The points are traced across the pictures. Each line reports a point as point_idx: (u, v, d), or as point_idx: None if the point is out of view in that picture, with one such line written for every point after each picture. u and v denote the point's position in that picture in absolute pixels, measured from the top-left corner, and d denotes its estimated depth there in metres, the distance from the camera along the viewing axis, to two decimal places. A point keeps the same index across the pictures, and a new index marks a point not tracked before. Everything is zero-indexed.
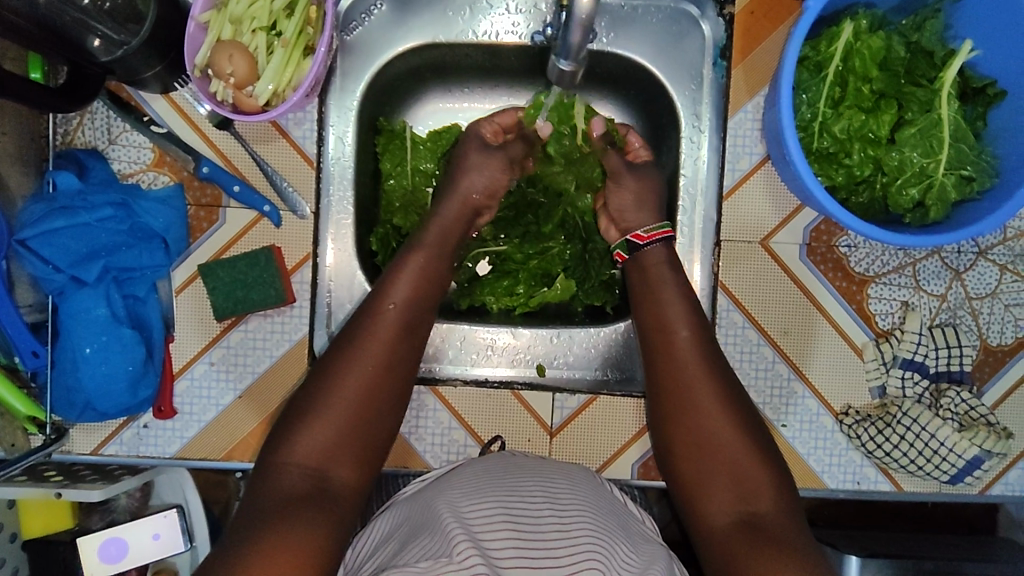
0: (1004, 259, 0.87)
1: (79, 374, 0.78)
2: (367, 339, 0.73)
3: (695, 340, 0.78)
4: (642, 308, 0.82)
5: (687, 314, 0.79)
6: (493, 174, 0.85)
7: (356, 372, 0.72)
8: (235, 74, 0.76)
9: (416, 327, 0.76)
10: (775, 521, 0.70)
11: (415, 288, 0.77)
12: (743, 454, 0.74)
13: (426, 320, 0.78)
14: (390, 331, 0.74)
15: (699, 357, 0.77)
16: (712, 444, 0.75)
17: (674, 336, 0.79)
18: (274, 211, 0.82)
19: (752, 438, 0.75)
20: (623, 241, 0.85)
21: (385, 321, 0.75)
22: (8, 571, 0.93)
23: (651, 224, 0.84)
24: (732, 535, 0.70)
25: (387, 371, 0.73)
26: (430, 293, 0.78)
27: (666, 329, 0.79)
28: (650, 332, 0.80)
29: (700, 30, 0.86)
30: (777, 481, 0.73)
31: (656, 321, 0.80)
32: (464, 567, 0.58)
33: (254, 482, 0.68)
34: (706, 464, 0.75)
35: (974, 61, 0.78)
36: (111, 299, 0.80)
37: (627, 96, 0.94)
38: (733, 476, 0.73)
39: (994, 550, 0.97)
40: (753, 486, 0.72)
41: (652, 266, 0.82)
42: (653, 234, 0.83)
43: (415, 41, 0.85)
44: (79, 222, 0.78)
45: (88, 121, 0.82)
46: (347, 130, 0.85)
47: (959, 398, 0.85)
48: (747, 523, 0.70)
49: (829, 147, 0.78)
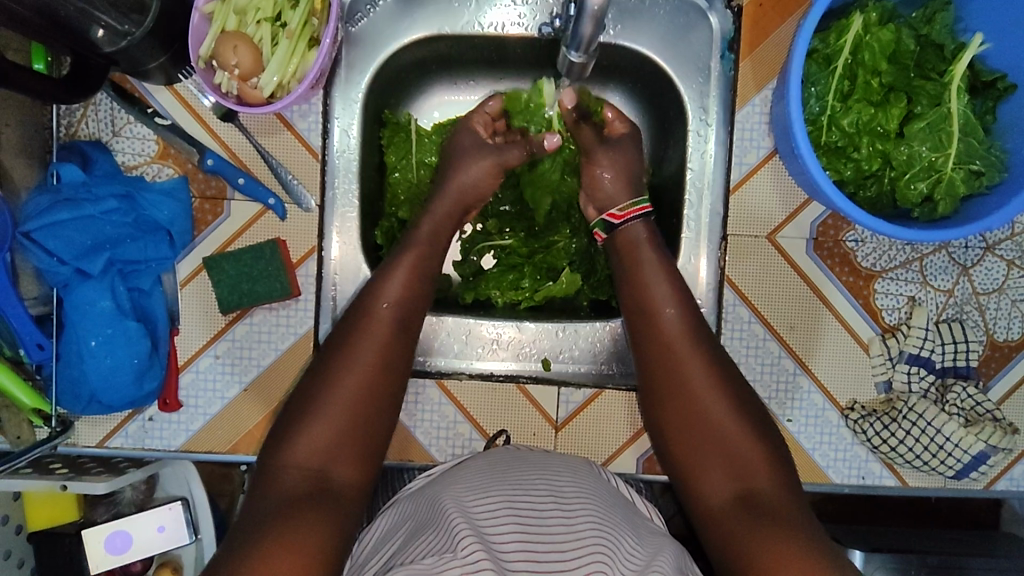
0: (1011, 254, 0.86)
1: (85, 366, 0.78)
2: (361, 338, 0.73)
3: (690, 327, 0.77)
4: (628, 292, 0.81)
5: (674, 294, 0.78)
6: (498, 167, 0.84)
7: (353, 371, 0.72)
8: (240, 65, 0.76)
9: (410, 324, 0.76)
10: (773, 498, 0.70)
11: (405, 283, 0.77)
12: (740, 435, 0.73)
13: (418, 315, 0.78)
14: (384, 329, 0.74)
15: (688, 342, 0.76)
16: (706, 428, 0.74)
17: (659, 318, 0.78)
18: (279, 204, 0.82)
19: (749, 420, 0.74)
20: (601, 219, 0.85)
21: (377, 321, 0.75)
22: (15, 563, 0.94)
23: (626, 202, 0.84)
24: (733, 514, 0.69)
25: (383, 368, 0.73)
26: (421, 288, 0.78)
27: (652, 312, 0.78)
28: (636, 315, 0.80)
29: (708, 22, 0.85)
30: (772, 458, 0.73)
31: (642, 304, 0.79)
32: (470, 562, 0.58)
33: (259, 481, 0.68)
34: (700, 446, 0.74)
35: (984, 55, 0.77)
36: (116, 291, 0.79)
37: (633, 88, 0.93)
38: (728, 457, 0.73)
39: (998, 545, 0.97)
40: (745, 465, 0.72)
41: (634, 247, 0.81)
42: (628, 213, 0.83)
43: (422, 32, 0.84)
44: (85, 214, 0.78)
45: (91, 112, 0.82)
46: (353, 123, 0.84)
47: (965, 393, 0.85)
48: (745, 499, 0.70)
49: (837, 141, 0.78)
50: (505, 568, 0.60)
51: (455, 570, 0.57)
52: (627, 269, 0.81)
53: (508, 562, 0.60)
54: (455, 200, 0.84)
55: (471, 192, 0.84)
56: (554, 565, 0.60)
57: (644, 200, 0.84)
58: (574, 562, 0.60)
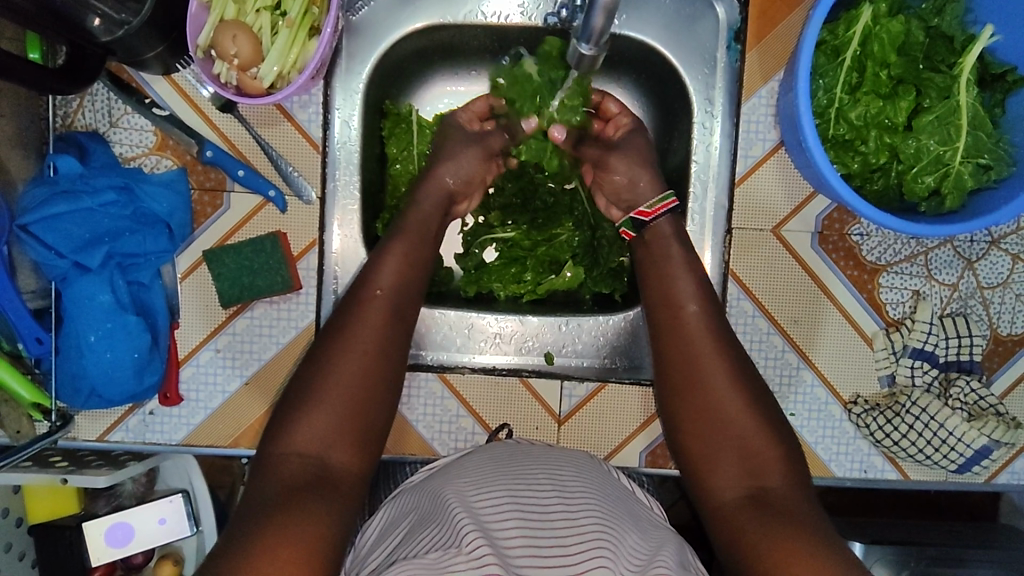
0: (1016, 248, 0.86)
1: (84, 361, 0.77)
2: (358, 328, 0.73)
3: (705, 314, 0.78)
4: (649, 283, 0.81)
5: (701, 291, 0.79)
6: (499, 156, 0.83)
7: (350, 362, 0.71)
8: (239, 55, 0.75)
9: (406, 313, 0.76)
10: (781, 494, 0.69)
11: (404, 273, 0.77)
12: (751, 427, 0.73)
13: (416, 306, 0.77)
14: (379, 318, 0.74)
15: (703, 331, 0.77)
16: (712, 414, 0.74)
17: (681, 312, 0.78)
18: (280, 197, 0.81)
19: (759, 412, 0.74)
20: (628, 219, 0.84)
21: (375, 308, 0.74)
22: (15, 555, 0.93)
23: (654, 198, 0.82)
24: (739, 513, 0.69)
25: (380, 356, 0.73)
26: (417, 277, 0.78)
27: (674, 305, 0.79)
28: (656, 307, 0.80)
29: (714, 12, 0.84)
30: (778, 449, 0.73)
31: (665, 297, 0.79)
32: (474, 557, 0.58)
33: (257, 472, 0.68)
34: (709, 434, 0.74)
35: (994, 46, 0.76)
36: (115, 285, 0.78)
37: (639, 80, 0.92)
38: (738, 451, 0.73)
39: (997, 537, 0.98)
40: (757, 458, 0.72)
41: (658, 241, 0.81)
42: (657, 209, 0.82)
43: (424, 20, 0.83)
44: (82, 207, 0.76)
45: (88, 103, 0.80)
46: (354, 114, 0.83)
47: (968, 387, 0.85)
48: (754, 497, 0.70)
49: (845, 134, 0.77)
50: (509, 563, 0.59)
51: (460, 566, 0.57)
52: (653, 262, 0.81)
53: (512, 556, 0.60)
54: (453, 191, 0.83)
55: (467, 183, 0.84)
56: (558, 560, 0.60)
57: (671, 194, 0.82)
58: (576, 557, 0.60)
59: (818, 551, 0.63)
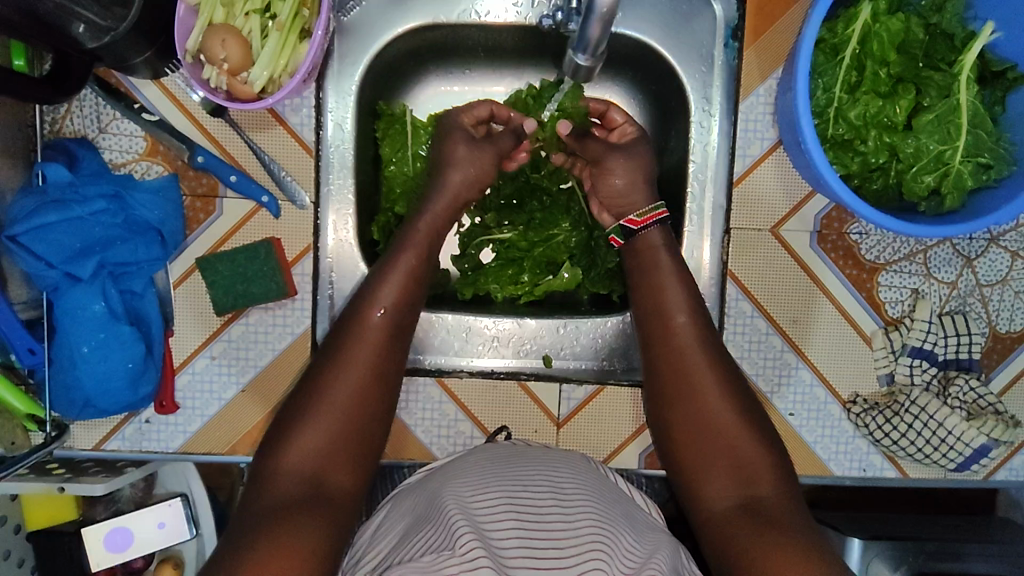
0: (1015, 245, 0.85)
1: (77, 372, 0.76)
2: (355, 345, 0.72)
3: (693, 328, 0.77)
4: (641, 293, 0.80)
5: (688, 301, 0.78)
6: (480, 166, 0.82)
7: (346, 379, 0.70)
8: (228, 60, 0.73)
9: (403, 333, 0.75)
10: (775, 504, 0.69)
11: (403, 288, 0.75)
12: (742, 435, 0.73)
13: (413, 323, 0.76)
14: (377, 332, 0.73)
15: (696, 343, 0.77)
16: (707, 424, 0.74)
17: (671, 323, 0.78)
18: (272, 202, 0.80)
19: (750, 420, 0.74)
20: (618, 226, 0.84)
21: (373, 323, 0.73)
22: (14, 562, 0.93)
23: (644, 208, 0.82)
24: (732, 522, 0.69)
25: (376, 373, 0.72)
26: (417, 293, 0.77)
27: (664, 315, 0.78)
28: (649, 317, 0.79)
29: (711, 10, 0.83)
30: (770, 456, 0.72)
31: (655, 309, 0.79)
32: (467, 560, 0.57)
33: (250, 487, 0.67)
34: (706, 448, 0.74)
35: (995, 43, 0.75)
36: (108, 294, 0.77)
37: (635, 78, 0.91)
38: (735, 462, 0.72)
39: (996, 530, 0.98)
40: (751, 469, 0.72)
41: (650, 250, 0.81)
42: (647, 218, 0.81)
43: (418, 21, 0.82)
44: (72, 216, 0.75)
45: (76, 109, 0.79)
46: (347, 116, 0.82)
47: (967, 386, 0.85)
48: (747, 508, 0.69)
49: (844, 134, 0.76)
50: (504, 564, 0.59)
51: (452, 569, 0.57)
52: (642, 270, 0.81)
53: (507, 558, 0.59)
54: (450, 199, 0.81)
55: (459, 199, 0.82)
56: (555, 562, 0.60)
57: (662, 205, 0.82)
58: (573, 560, 0.60)
59: (805, 556, 0.63)
